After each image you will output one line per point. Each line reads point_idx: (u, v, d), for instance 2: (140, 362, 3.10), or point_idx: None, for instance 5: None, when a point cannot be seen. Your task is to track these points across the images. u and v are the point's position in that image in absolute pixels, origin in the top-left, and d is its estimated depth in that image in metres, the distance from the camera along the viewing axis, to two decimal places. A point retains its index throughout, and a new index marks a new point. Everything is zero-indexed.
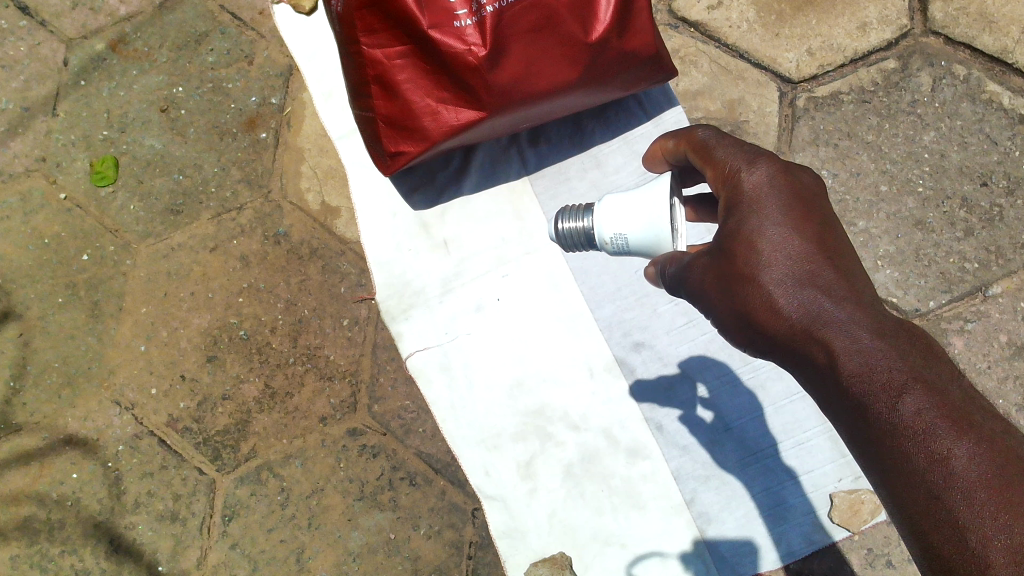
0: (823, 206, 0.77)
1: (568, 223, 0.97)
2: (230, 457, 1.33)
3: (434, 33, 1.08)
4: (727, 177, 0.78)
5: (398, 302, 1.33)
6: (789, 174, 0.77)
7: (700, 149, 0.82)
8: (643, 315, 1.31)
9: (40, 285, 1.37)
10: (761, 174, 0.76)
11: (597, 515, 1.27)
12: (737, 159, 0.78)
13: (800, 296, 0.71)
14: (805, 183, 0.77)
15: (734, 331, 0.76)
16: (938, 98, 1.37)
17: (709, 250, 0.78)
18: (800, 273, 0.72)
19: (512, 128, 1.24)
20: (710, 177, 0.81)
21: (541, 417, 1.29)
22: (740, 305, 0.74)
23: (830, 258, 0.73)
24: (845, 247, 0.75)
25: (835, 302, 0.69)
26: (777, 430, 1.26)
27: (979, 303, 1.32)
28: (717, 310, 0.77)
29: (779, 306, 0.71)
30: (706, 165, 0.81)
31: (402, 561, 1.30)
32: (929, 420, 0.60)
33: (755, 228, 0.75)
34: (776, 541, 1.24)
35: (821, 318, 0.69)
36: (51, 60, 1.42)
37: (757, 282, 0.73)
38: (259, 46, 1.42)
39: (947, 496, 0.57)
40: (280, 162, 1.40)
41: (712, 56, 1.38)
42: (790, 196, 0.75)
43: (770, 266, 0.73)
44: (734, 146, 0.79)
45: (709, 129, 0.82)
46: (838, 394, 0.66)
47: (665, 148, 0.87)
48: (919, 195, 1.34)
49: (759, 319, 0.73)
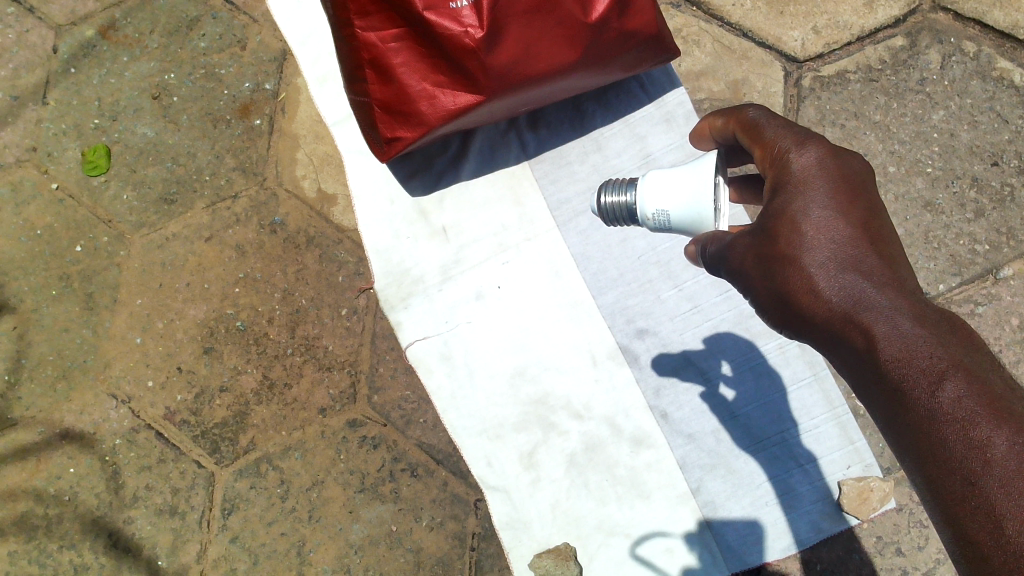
0: (871, 191, 0.76)
1: (612, 197, 0.93)
2: (229, 450, 1.31)
3: (430, 15, 1.06)
4: (776, 158, 0.77)
5: (397, 290, 1.31)
6: (839, 159, 0.76)
7: (748, 129, 0.81)
8: (647, 301, 1.28)
9: (33, 277, 1.35)
10: (810, 157, 0.75)
11: (601, 506, 1.25)
12: (786, 139, 0.77)
13: (842, 280, 0.70)
14: (853, 168, 0.76)
15: (772, 313, 0.75)
16: (948, 76, 1.34)
17: (752, 231, 0.77)
18: (844, 258, 0.71)
19: (512, 112, 1.21)
20: (757, 157, 0.80)
21: (543, 406, 1.27)
22: (780, 286, 0.73)
23: (876, 245, 0.72)
24: (889, 233, 0.74)
25: (878, 288, 0.68)
26: (785, 417, 1.24)
27: (989, 286, 1.29)
28: (756, 291, 0.76)
29: (821, 289, 0.70)
30: (756, 145, 0.80)
31: (404, 553, 1.29)
32: (969, 408, 0.57)
33: (800, 210, 0.74)
34: (785, 529, 1.22)
35: (862, 302, 0.68)
36: (40, 47, 1.39)
37: (799, 264, 0.72)
38: (252, 30, 1.40)
39: (985, 485, 0.55)
40: (275, 149, 1.37)
41: (715, 35, 1.35)
42: (837, 180, 0.74)
43: (814, 248, 0.72)
44: (784, 126, 0.78)
45: (759, 109, 0.81)
46: (873, 378, 0.64)
47: (714, 126, 0.87)
48: (928, 176, 1.31)
49: (799, 301, 0.72)
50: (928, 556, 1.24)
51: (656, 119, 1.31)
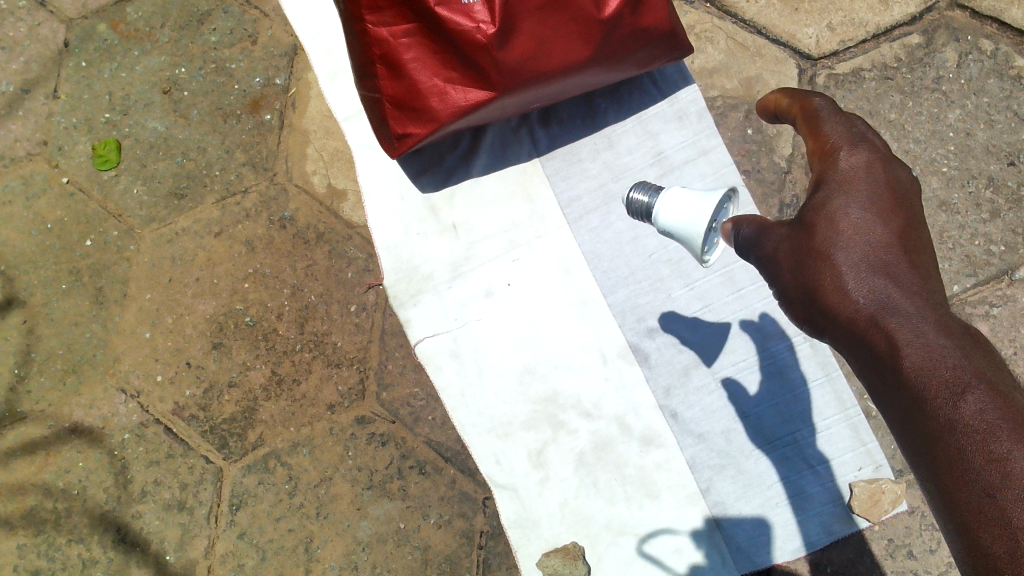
0: (912, 202, 0.77)
1: (635, 195, 0.96)
2: (238, 445, 1.31)
3: (442, 11, 1.05)
4: (827, 153, 0.78)
5: (407, 287, 1.30)
6: (886, 167, 0.77)
7: (810, 119, 0.82)
8: (658, 300, 1.27)
9: (43, 270, 1.35)
10: (859, 159, 0.76)
11: (610, 505, 1.24)
12: (840, 139, 0.78)
13: (873, 282, 0.71)
14: (898, 178, 0.77)
15: (796, 304, 0.77)
16: (965, 75, 1.33)
17: (790, 224, 0.78)
18: (878, 261, 0.72)
19: (523, 108, 1.21)
20: (811, 150, 0.81)
21: (553, 404, 1.26)
22: (810, 280, 0.74)
23: (910, 252, 0.73)
24: (923, 246, 0.75)
25: (909, 296, 0.69)
26: (795, 417, 1.23)
27: (1004, 287, 1.28)
28: (785, 283, 0.77)
29: (850, 287, 0.72)
30: (811, 138, 0.81)
31: (412, 551, 1.28)
32: (991, 424, 0.59)
33: (839, 209, 0.75)
34: (796, 530, 1.21)
35: (892, 306, 0.69)
36: (51, 41, 1.39)
37: (832, 261, 0.73)
38: (263, 24, 1.40)
39: (1001, 498, 0.57)
40: (285, 145, 1.37)
41: (729, 32, 1.34)
42: (880, 185, 0.76)
43: (849, 248, 0.73)
44: (842, 124, 0.79)
45: (824, 102, 0.82)
46: (896, 384, 0.66)
47: (780, 104, 0.87)
48: (943, 175, 1.30)
49: (826, 297, 0.73)
50: (939, 560, 1.23)
51: (668, 116, 1.30)
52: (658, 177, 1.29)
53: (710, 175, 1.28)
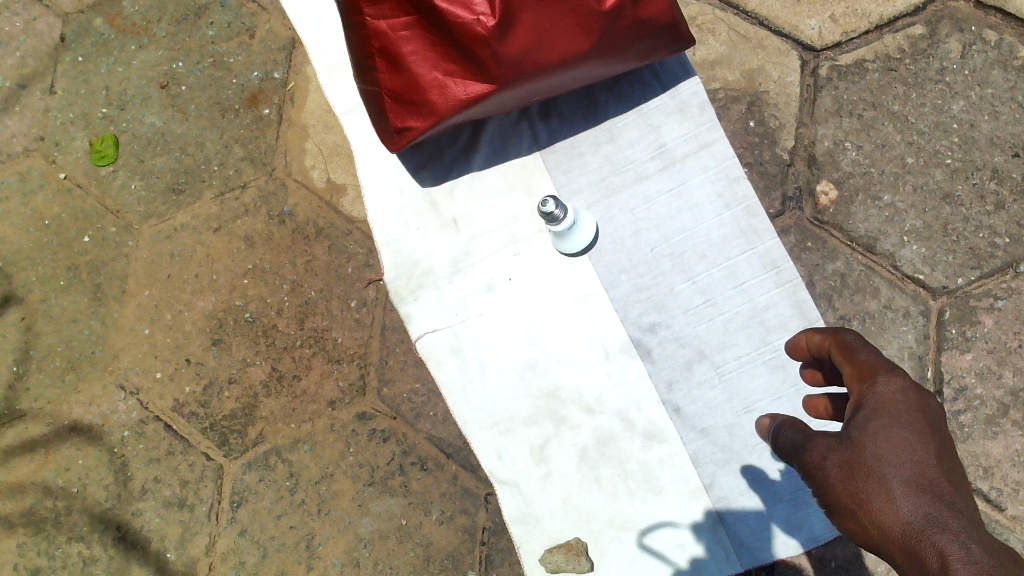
0: (945, 433, 0.76)
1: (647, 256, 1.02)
2: (238, 442, 1.30)
3: (441, 3, 1.04)
4: (863, 377, 0.78)
5: (407, 283, 1.29)
6: (920, 397, 0.77)
7: (844, 348, 0.82)
8: (660, 294, 1.26)
9: (41, 267, 1.34)
10: (897, 385, 0.76)
11: (613, 500, 1.23)
12: (876, 364, 0.78)
13: (918, 503, 0.70)
14: (931, 408, 0.77)
15: (845, 524, 0.76)
16: (969, 65, 1.32)
17: (836, 444, 0.78)
18: (926, 485, 0.71)
19: (524, 101, 1.19)
20: (846, 377, 0.80)
21: (554, 399, 1.25)
22: (857, 501, 0.74)
23: (950, 474, 0.73)
24: (958, 468, 0.74)
25: (955, 519, 0.68)
26: (797, 412, 1.22)
27: (1009, 280, 1.27)
28: (833, 499, 0.76)
29: (895, 504, 0.71)
30: (846, 364, 0.80)
31: (414, 547, 1.27)
32: None
33: (883, 436, 0.75)
34: (798, 525, 1.21)
35: (938, 528, 0.68)
36: (48, 36, 1.39)
37: (879, 480, 0.73)
38: (260, 18, 1.38)
39: None
40: (284, 139, 1.36)
41: (730, 23, 1.33)
42: (919, 412, 0.75)
43: (895, 469, 0.73)
44: (876, 353, 0.80)
45: (857, 335, 0.83)
46: None
47: (810, 341, 0.87)
48: (947, 167, 1.29)
49: (874, 519, 0.72)
50: None
51: (670, 109, 1.28)
52: (659, 170, 1.28)
53: (711, 169, 1.26)
